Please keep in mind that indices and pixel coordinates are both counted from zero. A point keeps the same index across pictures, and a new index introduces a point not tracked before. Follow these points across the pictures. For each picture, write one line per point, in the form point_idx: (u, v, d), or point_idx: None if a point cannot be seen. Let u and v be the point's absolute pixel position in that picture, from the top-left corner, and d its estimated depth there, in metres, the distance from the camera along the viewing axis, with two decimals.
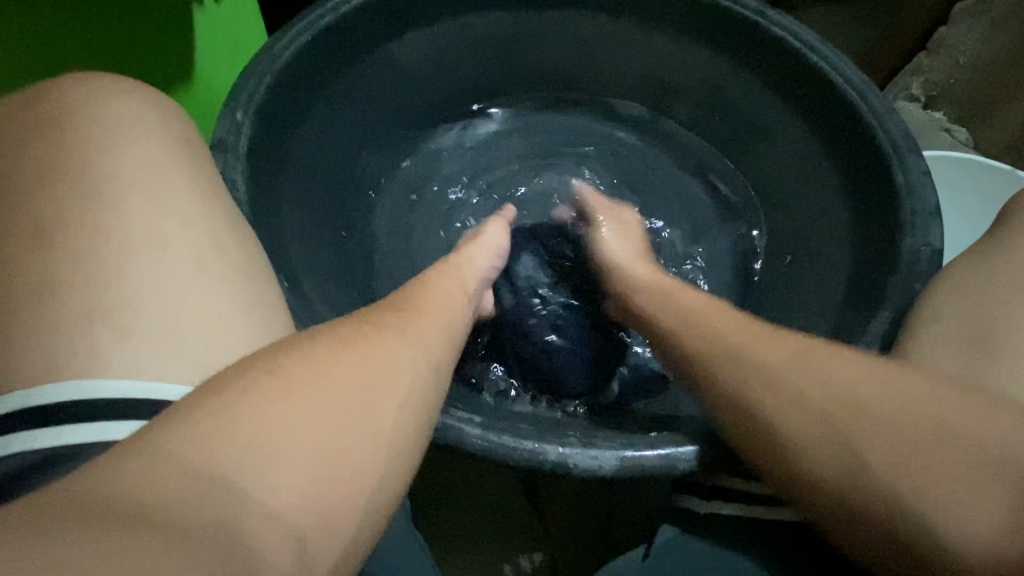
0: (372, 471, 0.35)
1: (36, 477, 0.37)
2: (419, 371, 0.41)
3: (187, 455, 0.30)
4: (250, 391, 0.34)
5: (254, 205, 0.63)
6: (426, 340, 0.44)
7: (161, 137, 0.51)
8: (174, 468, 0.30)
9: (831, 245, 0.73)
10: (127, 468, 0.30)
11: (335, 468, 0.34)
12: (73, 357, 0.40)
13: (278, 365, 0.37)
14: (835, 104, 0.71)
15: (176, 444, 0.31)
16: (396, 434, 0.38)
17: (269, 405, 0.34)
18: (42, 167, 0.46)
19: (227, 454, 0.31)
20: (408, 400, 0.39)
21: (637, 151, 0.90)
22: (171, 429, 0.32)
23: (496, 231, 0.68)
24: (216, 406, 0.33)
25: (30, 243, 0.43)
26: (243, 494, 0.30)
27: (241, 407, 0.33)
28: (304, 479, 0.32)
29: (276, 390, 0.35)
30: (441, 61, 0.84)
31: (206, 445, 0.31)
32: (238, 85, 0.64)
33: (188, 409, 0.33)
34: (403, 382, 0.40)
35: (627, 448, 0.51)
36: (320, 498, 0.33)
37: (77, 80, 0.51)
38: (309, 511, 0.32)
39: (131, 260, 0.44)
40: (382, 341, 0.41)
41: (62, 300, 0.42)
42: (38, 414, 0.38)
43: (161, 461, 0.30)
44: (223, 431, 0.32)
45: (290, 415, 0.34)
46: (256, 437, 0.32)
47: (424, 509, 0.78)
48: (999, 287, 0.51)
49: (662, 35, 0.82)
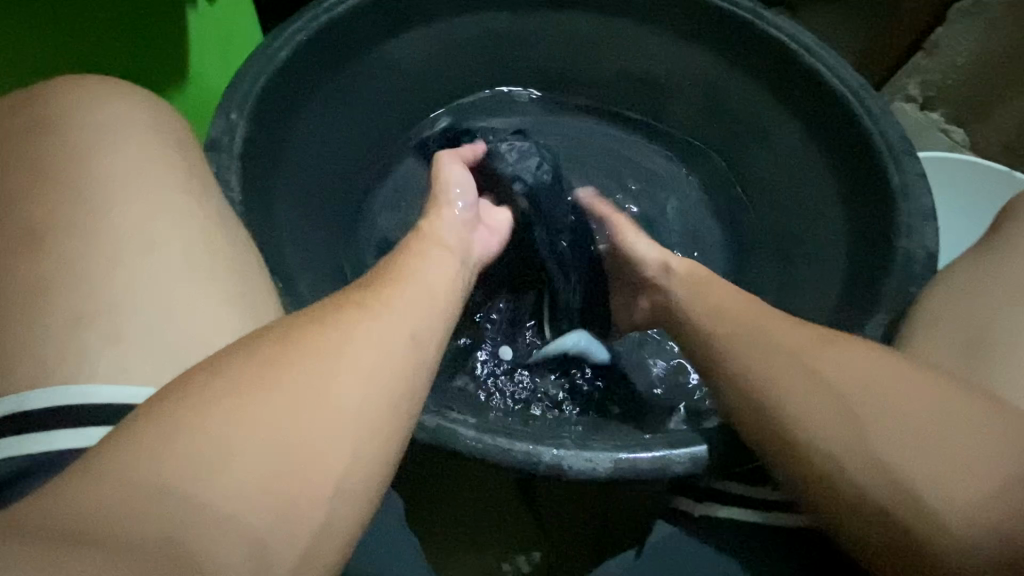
0: (343, 461, 0.33)
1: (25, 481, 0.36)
2: (398, 344, 0.39)
3: (142, 467, 0.30)
4: (211, 391, 0.33)
5: (248, 205, 0.62)
6: (402, 310, 0.41)
7: (152, 139, 0.50)
8: (131, 485, 0.29)
9: (827, 245, 0.73)
10: (103, 473, 0.29)
11: (316, 465, 0.33)
12: (61, 363, 0.40)
13: (243, 361, 0.35)
14: (831, 104, 0.71)
15: (136, 453, 0.30)
16: (379, 421, 0.36)
17: (227, 405, 0.33)
18: (31, 171, 0.46)
19: (197, 461, 0.30)
20: (382, 378, 0.37)
21: (634, 148, 0.90)
22: (141, 433, 0.31)
23: (452, 166, 0.68)
24: (187, 407, 0.32)
25: (19, 247, 0.43)
26: (204, 503, 0.30)
27: (200, 409, 0.32)
28: (264, 479, 0.31)
29: (236, 387, 0.34)
30: (436, 63, 0.84)
31: (175, 452, 0.30)
32: (233, 86, 0.64)
33: (162, 411, 0.32)
34: (376, 359, 0.37)
35: (621, 450, 0.51)
36: (287, 498, 0.31)
37: (68, 83, 0.51)
38: (270, 513, 0.31)
39: (118, 263, 0.44)
40: (353, 320, 0.39)
41: (49, 305, 0.42)
42: (24, 420, 0.38)
43: (120, 473, 0.29)
44: (194, 435, 0.31)
45: (260, 413, 0.33)
46: (212, 441, 0.31)
47: (417, 511, 0.77)
48: (992, 291, 0.51)
49: (658, 36, 0.82)
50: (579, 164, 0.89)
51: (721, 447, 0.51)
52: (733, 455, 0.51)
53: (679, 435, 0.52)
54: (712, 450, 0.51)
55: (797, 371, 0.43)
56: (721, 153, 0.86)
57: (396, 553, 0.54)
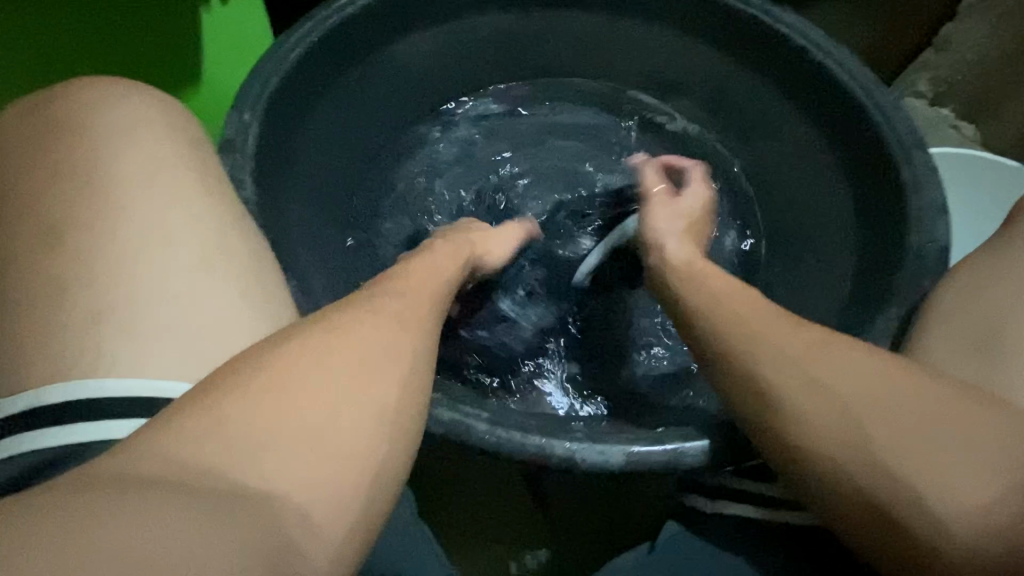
0: (377, 447, 0.37)
1: (46, 474, 0.37)
2: (410, 345, 0.42)
3: (188, 453, 0.32)
4: (242, 387, 0.35)
5: (262, 205, 0.63)
6: (410, 315, 0.45)
7: (165, 137, 0.51)
8: (176, 470, 0.31)
9: (838, 242, 0.73)
10: (139, 461, 0.31)
11: (337, 455, 0.35)
12: (78, 356, 0.41)
13: (272, 358, 0.37)
14: (841, 100, 0.71)
15: (179, 443, 0.32)
16: (404, 410, 0.39)
17: (262, 399, 0.35)
18: (50, 170, 0.47)
19: (231, 448, 0.32)
20: (407, 375, 0.41)
21: (640, 145, 0.90)
22: (173, 426, 0.33)
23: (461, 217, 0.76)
24: (229, 395, 0.35)
25: (37, 244, 0.44)
26: (256, 488, 0.32)
27: (234, 403, 0.34)
28: (309, 469, 0.33)
29: (266, 384, 0.36)
30: (445, 62, 0.84)
31: (215, 432, 0.33)
32: (245, 87, 0.65)
33: (194, 406, 0.34)
34: (396, 357, 0.41)
35: (633, 443, 0.51)
36: (328, 483, 0.34)
37: (85, 84, 0.52)
38: (315, 494, 0.33)
39: (135, 258, 0.45)
40: (367, 320, 0.42)
41: (66, 302, 0.42)
42: (43, 412, 0.39)
43: (164, 461, 0.31)
44: (229, 422, 0.33)
45: (297, 401, 0.35)
46: (251, 431, 0.33)
47: (428, 508, 0.78)
48: (1004, 290, 0.50)
49: (666, 34, 0.82)
50: (586, 162, 0.89)
51: (731, 440, 0.51)
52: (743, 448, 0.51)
53: (688, 429, 0.52)
54: (722, 443, 0.51)
55: (806, 366, 0.43)
56: (731, 150, 0.86)
57: (408, 548, 0.55)
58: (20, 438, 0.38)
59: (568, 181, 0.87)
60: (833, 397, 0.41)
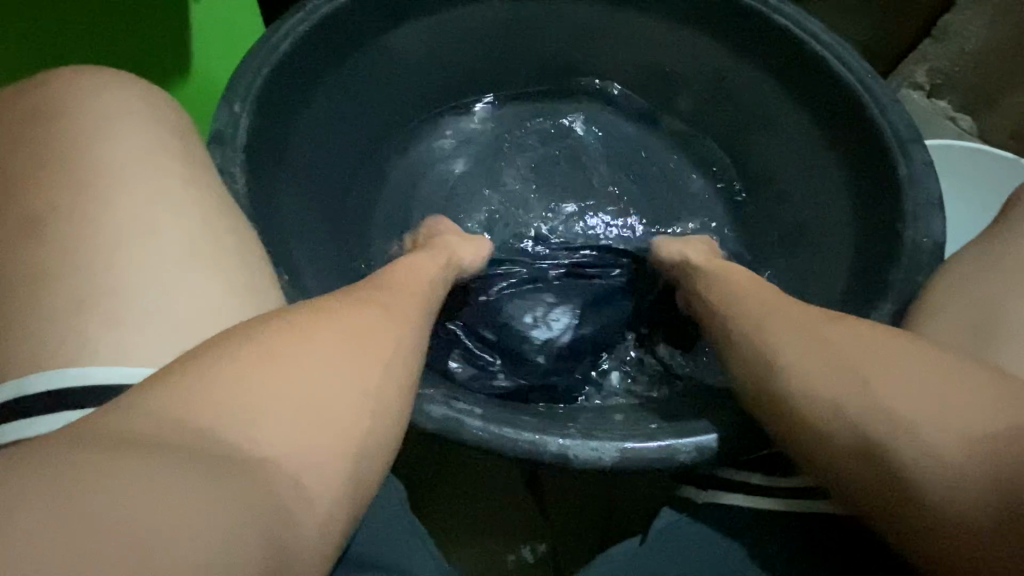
0: (365, 426, 0.37)
1: None
2: (407, 344, 0.43)
3: (171, 414, 0.31)
4: (226, 358, 0.35)
5: (253, 197, 0.62)
6: (407, 316, 0.45)
7: (154, 128, 0.50)
8: (156, 430, 0.30)
9: (833, 236, 0.72)
10: (120, 425, 0.30)
11: (327, 445, 0.34)
12: (65, 346, 0.40)
13: (258, 333, 0.37)
14: (839, 91, 0.70)
15: (160, 405, 0.32)
16: (392, 400, 0.39)
17: (247, 368, 0.34)
18: (34, 159, 0.46)
19: (214, 413, 0.32)
20: (394, 359, 0.41)
21: (634, 141, 0.90)
22: (152, 396, 0.32)
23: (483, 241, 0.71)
24: (218, 362, 0.34)
25: (23, 233, 0.43)
26: (239, 449, 0.31)
27: (220, 371, 0.34)
28: (293, 438, 0.33)
29: (253, 355, 0.35)
30: (440, 52, 0.83)
31: (198, 400, 0.32)
32: (236, 78, 0.64)
33: (176, 376, 0.34)
34: (385, 343, 0.41)
35: (626, 440, 0.51)
36: (312, 454, 0.34)
37: (71, 73, 0.51)
38: (296, 462, 0.33)
39: (124, 248, 0.44)
40: (360, 312, 0.42)
41: (54, 292, 0.42)
42: (31, 400, 0.38)
43: (146, 421, 0.31)
44: (218, 399, 0.32)
45: (283, 375, 0.35)
46: (234, 398, 0.33)
47: (423, 499, 0.78)
48: (1001, 281, 0.50)
49: (663, 25, 0.81)
50: (581, 159, 0.88)
51: (737, 426, 0.51)
52: (751, 435, 0.51)
53: (686, 423, 0.52)
54: (723, 433, 0.51)
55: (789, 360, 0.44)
56: (727, 142, 0.85)
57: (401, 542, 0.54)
58: (8, 427, 0.38)
59: (563, 178, 0.87)
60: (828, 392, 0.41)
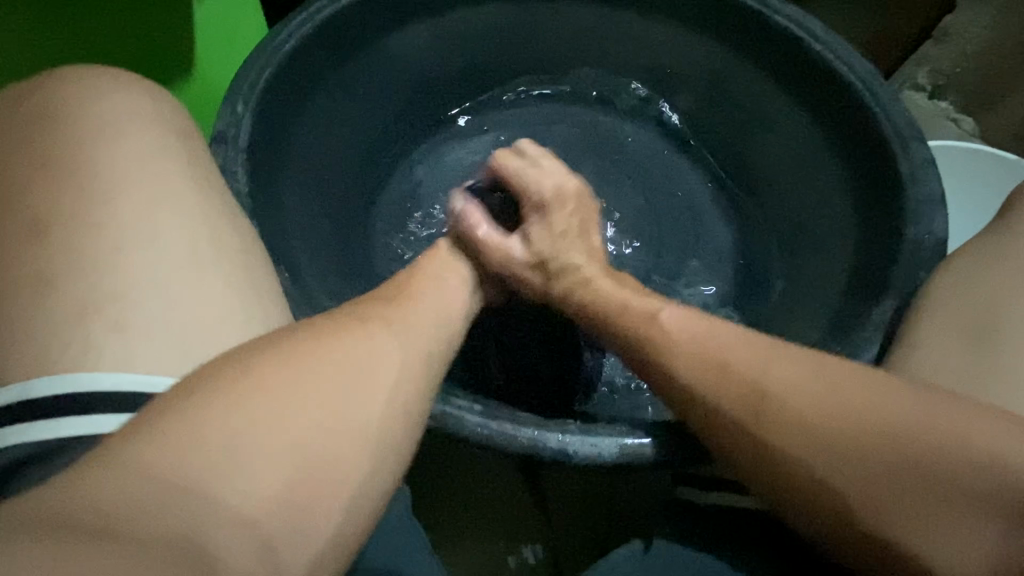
0: (359, 469, 0.37)
1: (40, 465, 0.37)
2: (410, 367, 0.42)
3: (158, 458, 0.31)
4: (222, 392, 0.34)
5: (255, 198, 0.63)
6: (411, 333, 0.45)
7: (156, 129, 0.51)
8: (149, 472, 0.30)
9: (834, 237, 0.72)
10: (112, 470, 0.30)
11: (316, 488, 0.34)
12: (69, 348, 0.40)
13: (253, 362, 0.37)
14: (838, 92, 0.71)
15: (148, 445, 0.31)
16: (389, 435, 0.39)
17: (240, 405, 0.34)
18: (36, 160, 0.46)
19: (204, 457, 0.32)
20: (393, 391, 0.40)
21: (635, 142, 0.89)
22: (142, 434, 0.32)
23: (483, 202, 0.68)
24: (211, 402, 0.34)
25: (28, 234, 0.43)
26: (224, 500, 0.31)
27: (210, 410, 0.33)
28: (281, 488, 0.33)
29: (246, 391, 0.35)
30: (441, 55, 0.83)
31: (186, 444, 0.32)
32: (239, 80, 0.64)
33: (168, 411, 0.33)
34: (386, 372, 0.41)
35: (627, 435, 0.51)
36: (300, 501, 0.34)
37: (71, 74, 0.51)
38: (282, 512, 0.33)
39: (125, 251, 0.44)
40: (363, 336, 0.42)
41: (56, 297, 0.42)
42: (34, 404, 0.38)
43: (136, 463, 0.31)
44: (223, 419, 0.33)
45: (273, 420, 0.34)
46: (221, 442, 0.32)
47: (424, 498, 0.78)
48: (1001, 283, 0.50)
49: (663, 27, 0.81)
50: (582, 161, 0.88)
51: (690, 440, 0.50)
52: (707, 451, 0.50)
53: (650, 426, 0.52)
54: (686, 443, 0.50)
55: (781, 362, 0.44)
56: (726, 146, 0.85)
57: (403, 543, 0.54)
58: (10, 431, 0.38)
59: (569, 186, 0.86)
60: (816, 398, 0.41)
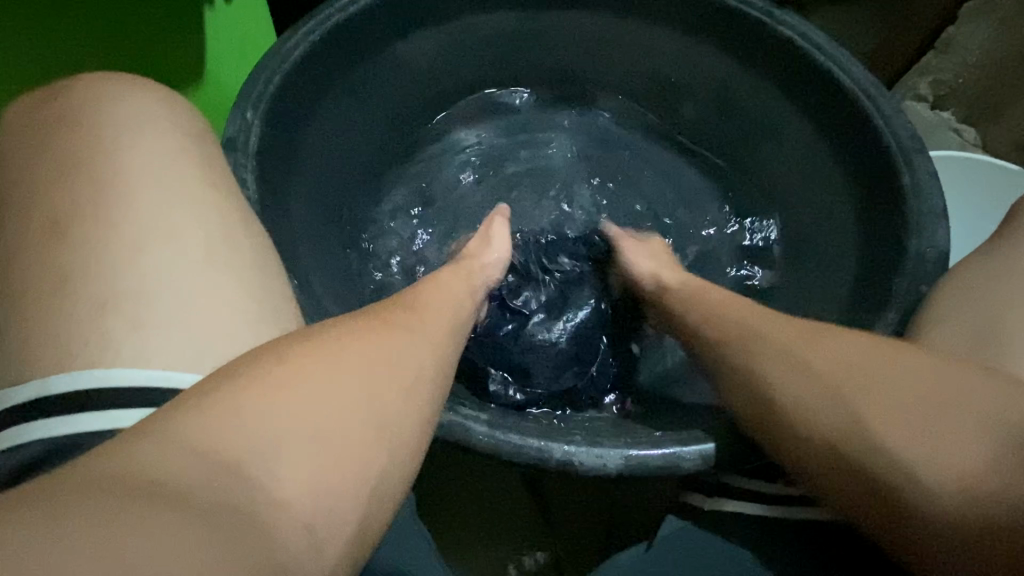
0: (378, 460, 0.37)
1: (60, 459, 0.38)
2: (427, 368, 0.43)
3: (191, 441, 0.32)
4: (252, 383, 0.35)
5: (265, 203, 0.63)
6: (428, 335, 0.46)
7: (170, 135, 0.51)
8: (188, 450, 0.31)
9: (837, 248, 0.72)
10: (147, 452, 0.31)
11: (344, 480, 0.35)
12: (85, 347, 0.41)
13: (283, 355, 0.38)
14: (842, 104, 0.71)
15: (182, 430, 0.32)
16: (407, 431, 0.39)
17: (269, 395, 0.35)
18: (53, 165, 0.47)
19: (235, 441, 0.32)
20: (413, 389, 0.41)
21: (641, 151, 0.91)
22: (174, 422, 0.33)
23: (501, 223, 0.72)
24: (238, 391, 0.35)
25: (45, 238, 0.44)
26: (254, 480, 0.32)
27: (240, 400, 0.34)
28: (314, 473, 0.33)
29: (275, 382, 0.36)
30: (448, 62, 0.84)
31: (217, 430, 0.32)
32: (247, 87, 0.65)
33: (202, 399, 0.34)
34: (404, 370, 0.42)
35: (630, 447, 0.51)
36: (328, 487, 0.34)
37: (86, 81, 0.52)
38: (314, 495, 0.33)
39: (142, 252, 0.45)
40: (386, 337, 0.43)
41: (73, 296, 0.42)
42: (51, 402, 0.39)
43: (170, 447, 0.31)
44: (248, 406, 0.34)
45: (302, 411, 0.35)
46: (251, 427, 0.33)
47: (429, 500, 0.78)
48: (1004, 296, 0.50)
49: (667, 35, 0.82)
50: (591, 169, 0.89)
51: (732, 440, 0.51)
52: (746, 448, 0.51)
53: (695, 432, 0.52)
54: (722, 444, 0.51)
55: None
56: (728, 157, 0.86)
57: (411, 547, 0.55)
58: (28, 426, 0.39)
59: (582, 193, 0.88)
60: None
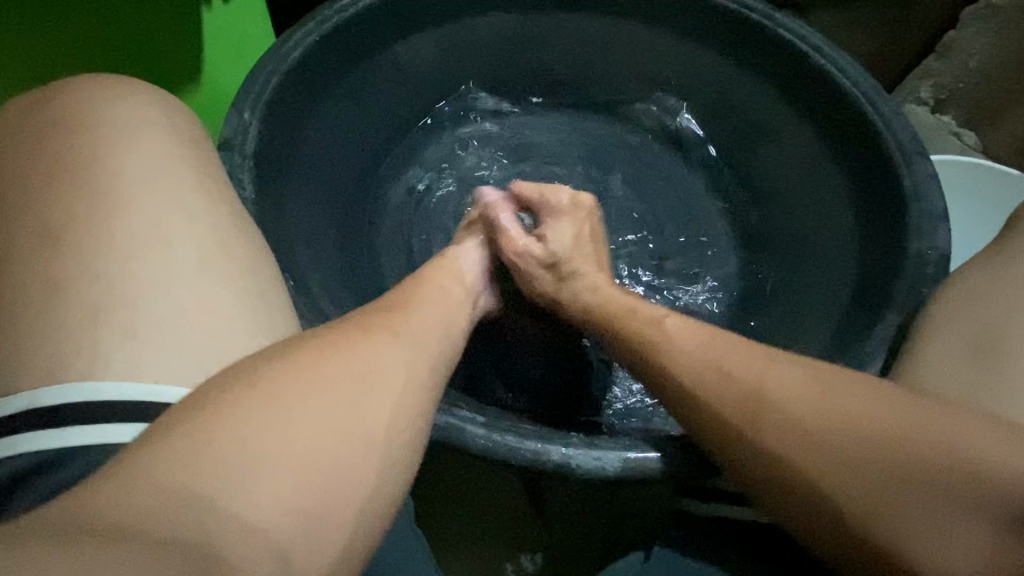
0: (359, 479, 0.36)
1: (48, 474, 0.37)
2: (416, 376, 0.43)
3: (160, 473, 0.31)
4: (225, 407, 0.35)
5: (261, 204, 0.63)
6: (415, 340, 0.45)
7: (164, 136, 0.51)
8: (158, 485, 0.31)
9: (836, 251, 0.72)
10: (119, 490, 0.30)
11: (322, 502, 0.34)
12: (77, 357, 0.40)
13: (258, 375, 0.37)
14: (841, 104, 0.71)
15: (152, 462, 0.32)
16: (396, 442, 0.39)
17: (241, 417, 0.34)
18: (46, 169, 0.46)
19: (205, 468, 0.32)
20: (399, 402, 0.40)
21: (644, 150, 0.89)
22: (144, 455, 0.32)
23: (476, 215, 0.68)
24: (207, 416, 0.34)
25: (38, 242, 0.44)
26: (227, 509, 0.31)
27: (212, 425, 0.34)
28: (291, 497, 0.33)
29: (247, 405, 0.35)
30: (446, 64, 0.84)
31: (187, 459, 0.32)
32: (243, 89, 0.65)
33: (174, 428, 0.34)
34: (388, 381, 0.41)
35: (629, 449, 0.51)
36: (306, 510, 0.33)
37: (80, 82, 0.52)
38: (290, 521, 0.32)
39: (132, 260, 0.44)
40: (370, 347, 0.42)
41: (62, 305, 0.42)
42: (41, 414, 0.38)
43: (140, 481, 0.31)
44: (219, 430, 0.33)
45: (277, 432, 0.34)
46: (222, 451, 0.33)
47: (426, 506, 0.78)
48: (1000, 301, 0.50)
49: (664, 36, 0.82)
50: (593, 168, 0.88)
51: (688, 454, 0.50)
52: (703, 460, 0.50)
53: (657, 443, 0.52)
54: (680, 457, 0.50)
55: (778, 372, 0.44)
56: (728, 157, 0.86)
57: None
58: (17, 438, 0.38)
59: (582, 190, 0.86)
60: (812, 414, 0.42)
